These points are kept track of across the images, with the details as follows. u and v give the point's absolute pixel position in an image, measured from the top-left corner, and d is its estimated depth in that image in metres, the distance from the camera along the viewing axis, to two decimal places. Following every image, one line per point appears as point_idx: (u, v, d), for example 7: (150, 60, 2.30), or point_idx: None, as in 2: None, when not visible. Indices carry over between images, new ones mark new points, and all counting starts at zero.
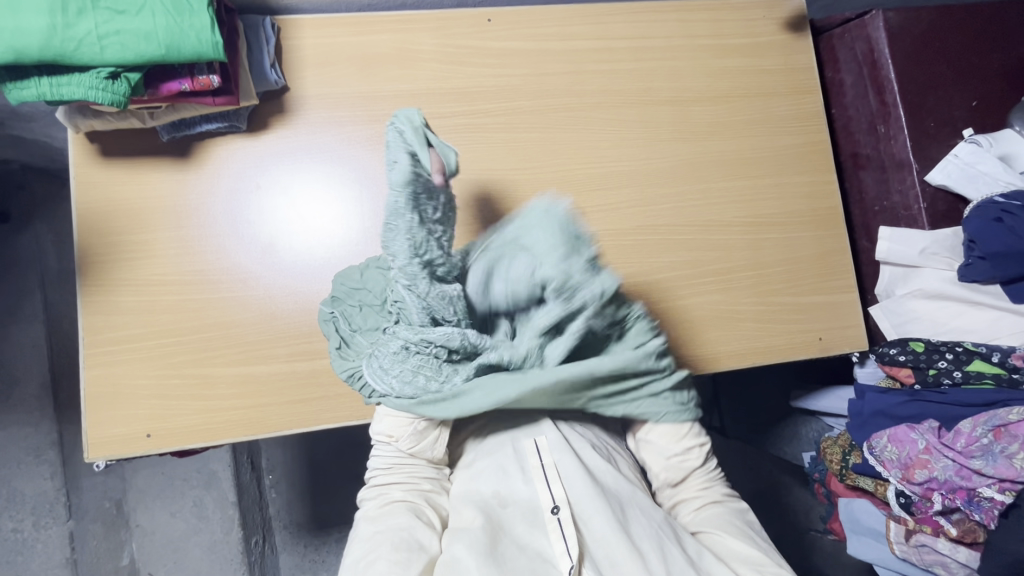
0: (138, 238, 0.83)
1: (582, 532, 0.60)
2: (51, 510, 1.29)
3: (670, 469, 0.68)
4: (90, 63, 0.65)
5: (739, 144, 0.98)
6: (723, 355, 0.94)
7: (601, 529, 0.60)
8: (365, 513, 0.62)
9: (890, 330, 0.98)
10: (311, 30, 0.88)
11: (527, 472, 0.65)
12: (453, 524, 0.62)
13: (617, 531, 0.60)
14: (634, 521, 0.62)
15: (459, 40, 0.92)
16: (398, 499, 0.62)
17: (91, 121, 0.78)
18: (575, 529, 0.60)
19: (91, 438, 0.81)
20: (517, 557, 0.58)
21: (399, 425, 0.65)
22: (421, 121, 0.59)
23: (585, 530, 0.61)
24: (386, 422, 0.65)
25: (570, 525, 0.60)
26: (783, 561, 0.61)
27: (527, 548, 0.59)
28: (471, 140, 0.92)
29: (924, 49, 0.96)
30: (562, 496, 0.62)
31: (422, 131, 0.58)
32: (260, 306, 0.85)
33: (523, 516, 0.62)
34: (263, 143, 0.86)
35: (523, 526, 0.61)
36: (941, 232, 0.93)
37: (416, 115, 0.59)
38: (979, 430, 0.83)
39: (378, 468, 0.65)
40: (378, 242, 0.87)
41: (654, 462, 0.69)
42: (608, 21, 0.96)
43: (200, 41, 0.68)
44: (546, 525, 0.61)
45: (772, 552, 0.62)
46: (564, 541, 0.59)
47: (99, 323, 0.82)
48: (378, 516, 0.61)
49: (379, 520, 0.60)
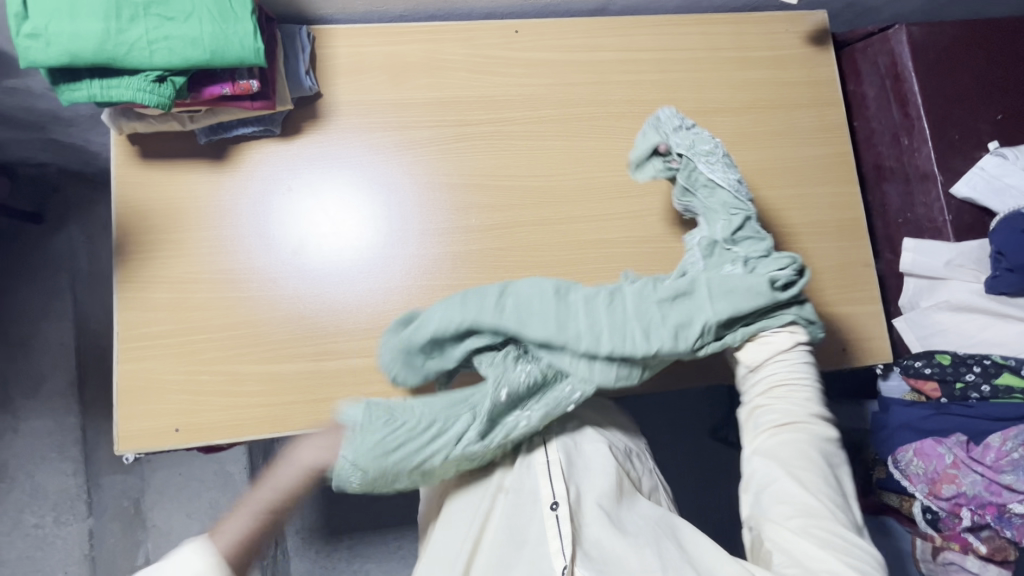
0: (174, 237, 0.86)
1: (578, 530, 0.64)
2: (71, 506, 1.31)
3: (757, 350, 0.76)
4: (139, 66, 0.68)
5: (762, 154, 0.99)
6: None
7: (596, 530, 0.64)
8: None
9: (914, 342, 0.96)
10: (345, 39, 0.91)
11: (532, 467, 0.69)
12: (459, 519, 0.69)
13: (613, 535, 0.63)
14: (629, 520, 0.66)
15: (487, 50, 0.94)
16: None
17: (135, 123, 0.82)
18: (573, 526, 0.64)
19: (122, 430, 0.82)
20: (517, 557, 0.64)
21: None
22: (653, 122, 0.86)
23: (582, 527, 0.65)
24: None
25: (566, 521, 0.63)
26: (846, 526, 0.65)
27: (525, 544, 0.64)
28: (497, 146, 0.93)
29: (948, 63, 0.97)
30: (562, 492, 0.65)
31: (651, 134, 0.85)
32: (289, 306, 0.86)
33: (526, 510, 0.66)
34: (296, 148, 0.89)
35: (523, 521, 0.66)
36: (967, 244, 0.93)
37: (654, 119, 0.86)
38: (1009, 444, 0.83)
39: None
40: (405, 246, 0.90)
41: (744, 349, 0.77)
42: (632, 33, 0.98)
43: (244, 47, 0.71)
44: (545, 520, 0.65)
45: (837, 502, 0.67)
46: (559, 538, 0.63)
47: (134, 319, 0.84)
48: None
49: None
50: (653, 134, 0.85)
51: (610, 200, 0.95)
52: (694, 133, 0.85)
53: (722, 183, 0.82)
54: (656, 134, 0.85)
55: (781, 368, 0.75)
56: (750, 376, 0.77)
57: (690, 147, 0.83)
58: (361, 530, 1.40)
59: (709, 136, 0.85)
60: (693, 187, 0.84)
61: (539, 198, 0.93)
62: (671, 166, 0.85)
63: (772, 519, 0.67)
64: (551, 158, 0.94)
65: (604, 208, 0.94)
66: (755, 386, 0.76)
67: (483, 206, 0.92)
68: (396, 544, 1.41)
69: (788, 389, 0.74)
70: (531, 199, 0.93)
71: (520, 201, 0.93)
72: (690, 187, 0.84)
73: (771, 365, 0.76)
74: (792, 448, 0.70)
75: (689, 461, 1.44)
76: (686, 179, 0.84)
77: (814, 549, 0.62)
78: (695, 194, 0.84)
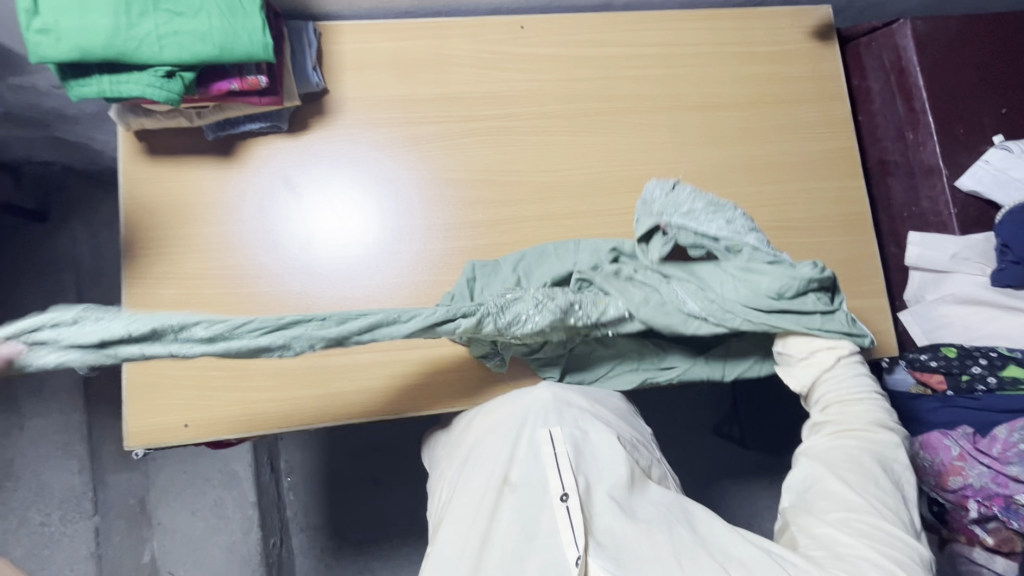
0: (183, 233, 0.86)
1: (588, 519, 0.65)
2: (77, 505, 1.32)
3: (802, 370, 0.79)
4: (149, 61, 0.68)
5: (767, 148, 0.99)
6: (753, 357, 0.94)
7: (607, 518, 0.65)
8: None
9: (921, 335, 0.96)
10: (351, 35, 0.91)
11: (539, 458, 0.69)
12: (462, 509, 0.68)
13: (625, 522, 0.64)
14: (640, 505, 0.67)
15: (492, 46, 0.95)
16: None
17: (142, 119, 0.82)
18: (584, 516, 0.64)
19: (131, 426, 0.82)
20: (528, 544, 0.64)
21: None
22: (645, 195, 0.84)
23: (593, 518, 0.65)
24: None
25: (578, 512, 0.64)
26: (896, 534, 0.63)
27: (536, 534, 0.64)
28: (503, 142, 0.94)
29: (953, 57, 0.97)
30: (571, 484, 0.66)
31: (646, 208, 0.84)
32: (297, 302, 0.87)
33: (535, 500, 0.66)
34: (303, 144, 0.89)
35: (533, 514, 0.65)
36: (973, 237, 0.93)
37: (646, 193, 0.84)
38: (1016, 435, 0.84)
39: None
40: (413, 241, 0.90)
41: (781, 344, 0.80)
42: (637, 29, 0.98)
43: (253, 42, 0.71)
44: (555, 511, 0.65)
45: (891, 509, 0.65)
46: (571, 531, 0.63)
47: (142, 315, 0.84)
48: None
49: None
50: (647, 209, 0.84)
51: (616, 195, 0.95)
52: (687, 194, 0.82)
53: (715, 236, 0.81)
54: (655, 205, 0.83)
55: (832, 383, 0.77)
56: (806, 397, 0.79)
57: (681, 209, 0.82)
58: (366, 527, 1.40)
59: (694, 194, 0.82)
60: (699, 243, 0.82)
61: (545, 193, 0.93)
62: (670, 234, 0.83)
63: (814, 513, 0.67)
64: (557, 154, 0.94)
65: (610, 203, 0.95)
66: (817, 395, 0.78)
67: (490, 202, 0.92)
68: (401, 542, 1.41)
69: (844, 401, 0.75)
70: (537, 194, 0.93)
71: (526, 196, 0.93)
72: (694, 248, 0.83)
73: (824, 380, 0.77)
74: (844, 451, 0.70)
75: (694, 457, 1.44)
76: (684, 238, 0.82)
77: (849, 538, 0.63)
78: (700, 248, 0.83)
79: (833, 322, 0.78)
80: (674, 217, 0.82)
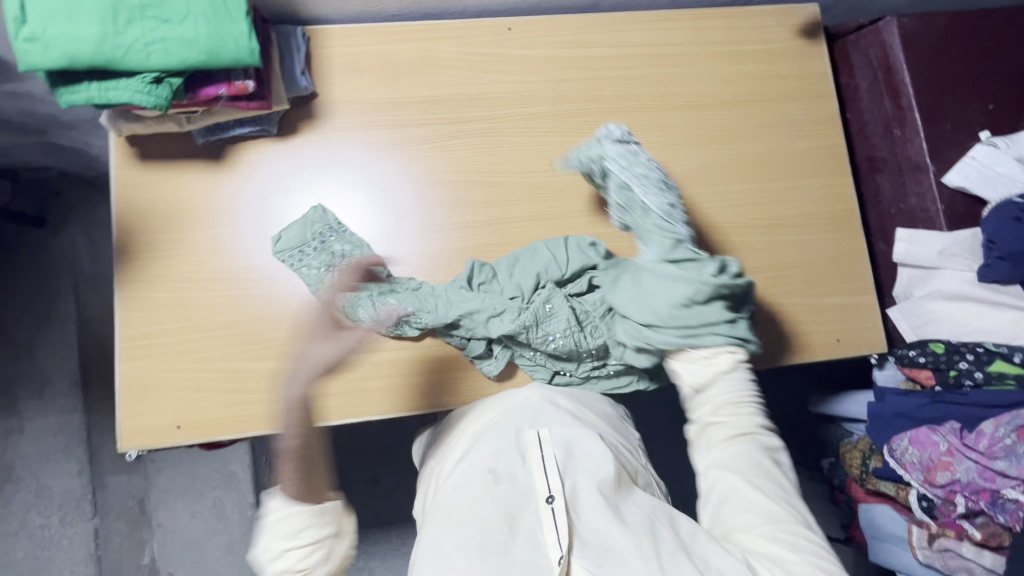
0: (174, 237, 0.87)
1: (574, 521, 0.65)
2: (77, 506, 1.33)
3: (702, 372, 0.78)
4: (137, 68, 0.69)
5: (755, 147, 1.00)
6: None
7: (593, 520, 0.65)
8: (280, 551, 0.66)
9: (909, 332, 0.98)
10: (339, 39, 0.92)
11: (527, 460, 0.70)
12: (449, 511, 0.67)
13: (612, 523, 0.65)
14: (626, 509, 0.68)
15: (480, 48, 0.95)
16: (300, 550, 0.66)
17: (133, 125, 0.83)
18: (568, 520, 0.65)
19: (124, 428, 0.83)
20: (512, 546, 0.63)
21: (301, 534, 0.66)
22: (607, 131, 0.86)
23: (577, 520, 0.65)
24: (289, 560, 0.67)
25: (563, 514, 0.64)
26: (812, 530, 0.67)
27: (520, 535, 0.64)
28: (491, 143, 0.94)
29: (939, 54, 0.97)
30: (557, 487, 0.66)
31: (601, 142, 0.85)
32: (287, 304, 0.87)
33: (522, 502, 0.67)
34: (292, 147, 0.90)
35: (518, 511, 0.66)
36: (959, 233, 0.93)
37: (609, 129, 0.86)
38: (1002, 430, 0.83)
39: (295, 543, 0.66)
40: (404, 243, 0.91)
41: (679, 360, 0.79)
42: (624, 29, 0.99)
43: (239, 48, 0.72)
44: (541, 514, 0.65)
45: (799, 505, 0.69)
46: (555, 531, 0.63)
47: (135, 318, 0.85)
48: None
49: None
50: (600, 144, 0.85)
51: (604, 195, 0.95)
52: (640, 156, 0.85)
53: (650, 206, 0.82)
54: (605, 143, 0.85)
55: (724, 385, 0.77)
56: (694, 396, 0.78)
57: (630, 162, 0.84)
58: (364, 527, 1.41)
59: (648, 161, 0.85)
60: (630, 205, 0.83)
61: (533, 194, 0.94)
62: (610, 180, 0.85)
63: (739, 528, 0.68)
64: (547, 155, 0.95)
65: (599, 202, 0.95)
66: (707, 401, 0.77)
67: (479, 203, 0.93)
68: (400, 542, 1.42)
69: (732, 406, 0.76)
70: (526, 194, 0.94)
71: (515, 197, 0.94)
72: (616, 207, 0.85)
73: (718, 386, 0.77)
74: (743, 461, 0.71)
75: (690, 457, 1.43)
76: (623, 199, 0.83)
77: (786, 554, 0.64)
78: (625, 215, 0.84)
79: (735, 330, 0.78)
80: (619, 165, 0.83)
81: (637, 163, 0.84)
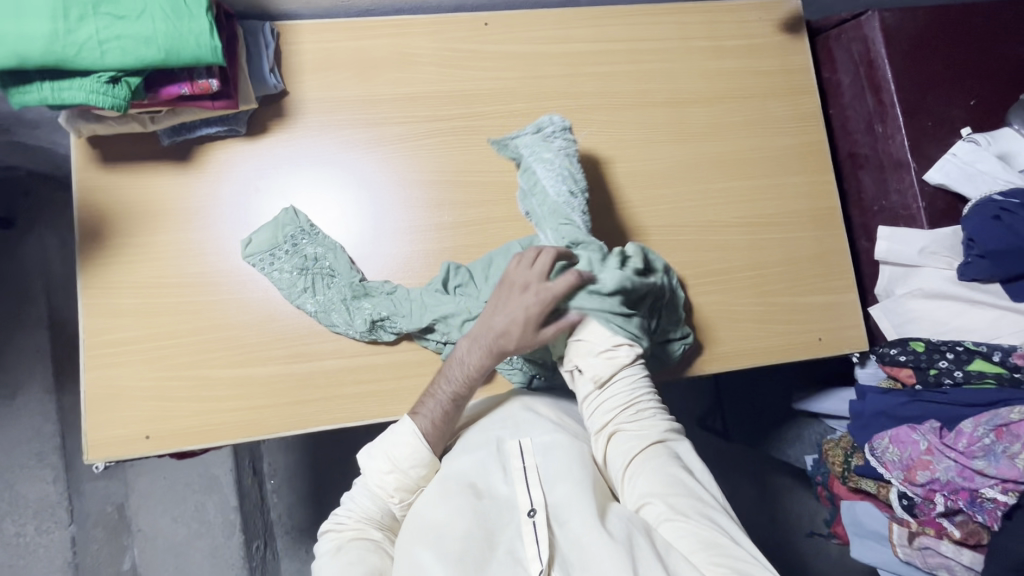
0: (140, 241, 0.84)
1: (556, 532, 0.64)
2: (53, 514, 1.30)
3: (601, 364, 0.73)
4: (91, 67, 0.66)
5: (738, 144, 0.99)
6: (715, 344, 0.93)
7: (574, 530, 0.63)
8: (336, 544, 0.67)
9: (890, 330, 0.97)
10: (311, 36, 0.89)
11: (509, 473, 0.69)
12: (426, 524, 0.64)
13: (593, 531, 0.61)
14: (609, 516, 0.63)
15: (457, 43, 0.93)
16: (373, 539, 0.68)
17: (93, 125, 0.80)
18: (549, 533, 0.63)
19: (90, 439, 0.81)
20: (490, 560, 0.61)
21: (405, 490, 0.70)
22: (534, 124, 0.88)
23: (560, 531, 0.63)
24: (396, 485, 0.70)
25: (544, 526, 0.63)
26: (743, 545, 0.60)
27: (499, 548, 0.62)
28: (469, 141, 0.92)
29: (921, 49, 0.96)
30: (539, 500, 0.66)
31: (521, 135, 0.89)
32: (259, 308, 0.85)
33: (501, 515, 0.65)
34: (263, 147, 0.87)
35: (497, 526, 0.64)
36: (941, 231, 0.93)
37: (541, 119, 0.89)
38: (981, 429, 0.82)
39: (354, 512, 0.69)
40: (381, 244, 0.89)
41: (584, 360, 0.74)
42: (604, 24, 0.97)
43: (200, 46, 0.69)
44: (523, 527, 0.64)
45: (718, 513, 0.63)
46: (536, 545, 0.62)
47: (100, 326, 0.82)
48: (350, 548, 0.65)
49: (352, 554, 0.65)
50: (521, 137, 0.88)
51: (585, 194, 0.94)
52: (563, 147, 0.87)
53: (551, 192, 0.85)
54: (525, 136, 0.88)
55: (624, 385, 0.72)
56: (595, 394, 0.72)
57: (543, 152, 0.86)
58: None
59: (565, 151, 0.87)
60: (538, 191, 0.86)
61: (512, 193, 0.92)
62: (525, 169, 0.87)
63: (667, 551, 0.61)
64: None
65: None
66: (603, 406, 0.71)
67: (457, 203, 0.91)
68: None
69: (631, 409, 0.71)
70: (505, 194, 0.92)
71: (493, 197, 0.92)
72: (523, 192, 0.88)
73: (614, 383, 0.72)
74: (656, 473, 0.65)
75: None
76: (527, 181, 0.87)
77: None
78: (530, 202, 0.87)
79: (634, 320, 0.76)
80: (530, 155, 0.87)
81: (549, 151, 0.86)
